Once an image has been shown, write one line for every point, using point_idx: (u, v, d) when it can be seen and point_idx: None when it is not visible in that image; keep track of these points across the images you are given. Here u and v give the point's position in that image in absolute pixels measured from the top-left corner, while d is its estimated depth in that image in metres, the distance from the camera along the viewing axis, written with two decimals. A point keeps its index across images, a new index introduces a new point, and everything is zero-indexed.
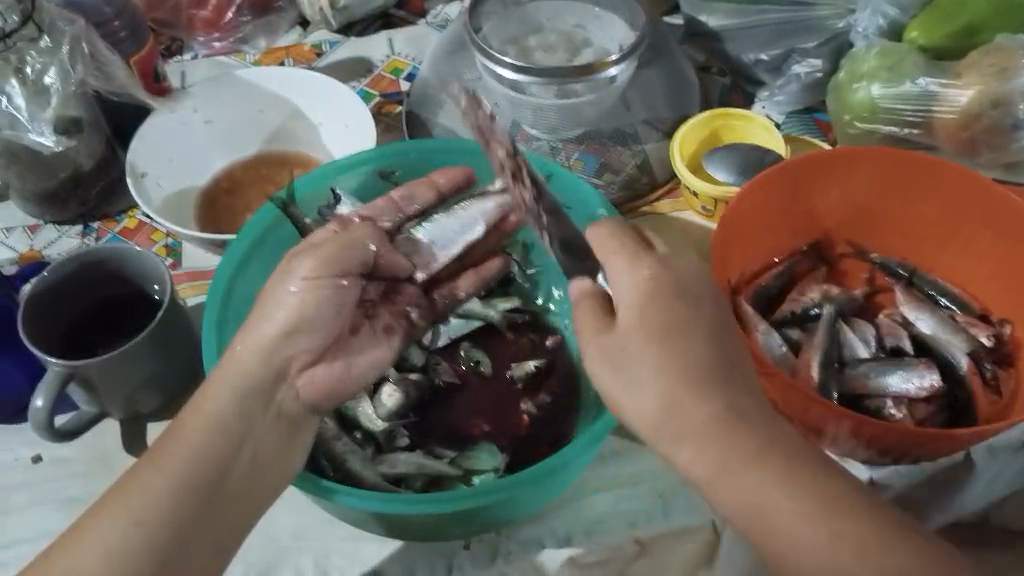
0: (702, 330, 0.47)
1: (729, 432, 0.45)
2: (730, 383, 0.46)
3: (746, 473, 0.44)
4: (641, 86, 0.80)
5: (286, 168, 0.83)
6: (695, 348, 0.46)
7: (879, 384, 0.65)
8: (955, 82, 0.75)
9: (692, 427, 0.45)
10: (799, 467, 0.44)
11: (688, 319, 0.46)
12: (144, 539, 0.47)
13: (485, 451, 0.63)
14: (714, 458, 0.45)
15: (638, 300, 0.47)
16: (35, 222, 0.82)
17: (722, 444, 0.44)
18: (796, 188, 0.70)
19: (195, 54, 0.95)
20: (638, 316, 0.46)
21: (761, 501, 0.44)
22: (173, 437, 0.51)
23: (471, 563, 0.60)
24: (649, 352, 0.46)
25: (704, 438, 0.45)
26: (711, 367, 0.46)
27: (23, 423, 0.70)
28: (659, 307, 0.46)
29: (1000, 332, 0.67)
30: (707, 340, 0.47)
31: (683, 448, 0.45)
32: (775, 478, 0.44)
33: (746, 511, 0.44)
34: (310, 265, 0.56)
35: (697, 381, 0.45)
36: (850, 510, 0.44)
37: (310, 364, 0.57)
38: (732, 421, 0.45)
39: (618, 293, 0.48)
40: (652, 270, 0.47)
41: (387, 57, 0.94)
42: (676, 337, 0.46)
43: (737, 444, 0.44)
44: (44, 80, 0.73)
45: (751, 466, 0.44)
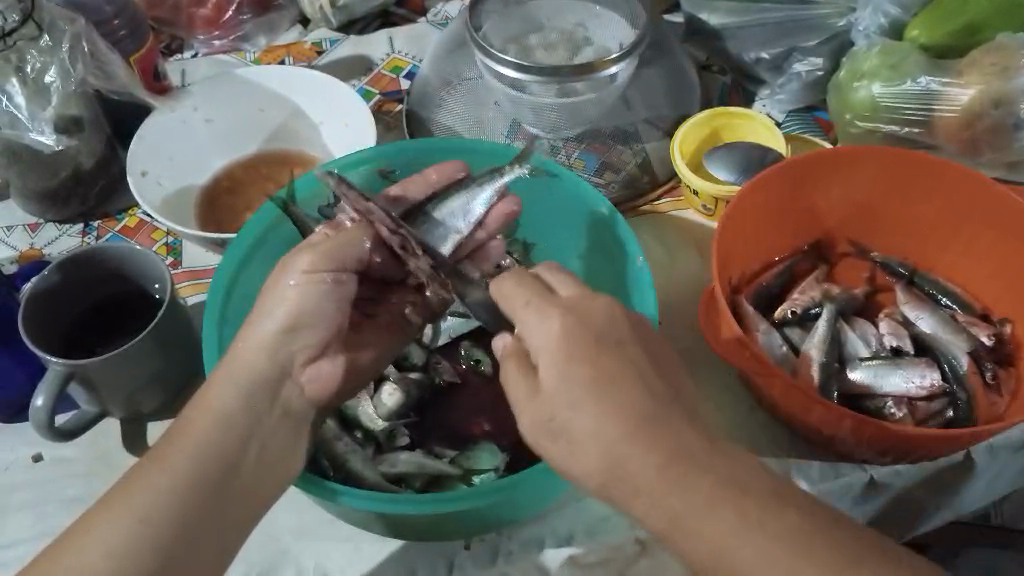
0: (638, 371, 0.44)
1: (679, 475, 0.42)
2: (673, 425, 0.43)
3: (708, 517, 0.41)
4: (642, 85, 0.79)
5: (286, 168, 0.83)
6: (631, 395, 0.43)
7: (878, 384, 0.65)
8: (956, 81, 0.75)
9: (640, 480, 0.42)
10: (759, 505, 0.41)
11: (616, 369, 0.44)
12: (148, 537, 0.46)
13: (485, 451, 0.64)
14: (667, 508, 0.42)
15: (562, 359, 0.44)
16: (35, 220, 0.82)
17: (676, 491, 0.42)
18: (797, 188, 0.70)
19: (195, 53, 0.95)
20: (561, 374, 0.44)
21: (724, 544, 0.41)
22: (179, 435, 0.51)
23: (471, 563, 0.60)
24: (586, 409, 0.43)
25: (657, 487, 0.42)
26: (649, 412, 0.43)
27: (23, 422, 0.70)
28: (601, 348, 0.44)
29: (1001, 331, 0.67)
30: (640, 385, 0.44)
31: (636, 502, 0.43)
32: (735, 521, 0.41)
33: (711, 559, 0.41)
34: (307, 260, 0.55)
35: (635, 433, 0.42)
36: (816, 544, 0.40)
37: (315, 358, 0.57)
38: (682, 464, 0.42)
39: (540, 348, 0.45)
40: (565, 321, 0.45)
41: (388, 55, 0.94)
42: (612, 387, 0.43)
43: (689, 488, 0.41)
44: (44, 79, 0.73)
45: (709, 509, 0.41)
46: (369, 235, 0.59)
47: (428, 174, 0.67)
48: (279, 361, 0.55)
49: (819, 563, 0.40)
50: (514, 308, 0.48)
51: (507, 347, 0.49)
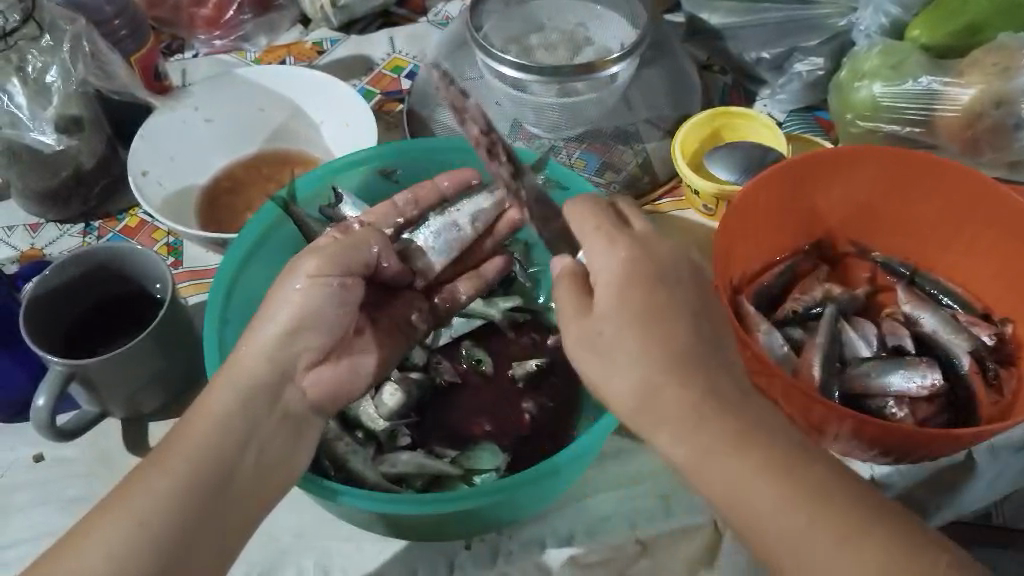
0: (687, 312, 0.47)
1: (708, 412, 0.43)
2: (708, 367, 0.45)
3: (728, 459, 0.42)
4: (642, 85, 0.80)
5: (287, 168, 0.83)
6: (673, 332, 0.46)
7: (880, 384, 0.65)
8: (957, 81, 0.75)
9: (671, 413, 0.44)
10: (784, 453, 0.42)
11: (667, 303, 0.47)
12: (149, 539, 0.46)
13: (486, 450, 0.64)
14: (694, 443, 0.43)
15: (619, 286, 0.47)
16: (36, 220, 0.82)
17: (699, 428, 0.43)
18: (798, 188, 0.70)
19: (195, 53, 0.95)
20: (616, 300, 0.47)
21: (743, 484, 0.41)
22: (178, 438, 0.51)
23: (472, 563, 0.60)
24: (627, 338, 0.45)
25: (685, 421, 0.43)
26: (689, 351, 0.45)
27: (24, 422, 0.70)
28: (646, 290, 0.47)
29: (1002, 331, 0.67)
30: (687, 322, 0.46)
31: (662, 433, 0.44)
32: (759, 464, 0.42)
33: (729, 502, 0.42)
34: (313, 264, 0.57)
35: (672, 364, 0.44)
36: (835, 496, 0.40)
37: (316, 363, 0.58)
38: (712, 403, 0.44)
39: (600, 272, 0.49)
40: (629, 252, 0.48)
41: (388, 55, 0.94)
42: (654, 321, 0.46)
43: (718, 427, 0.43)
44: (45, 79, 0.73)
45: (733, 451, 0.42)
46: (379, 240, 0.62)
47: (439, 181, 0.71)
48: (281, 360, 0.55)
49: (837, 513, 0.40)
50: (582, 230, 0.51)
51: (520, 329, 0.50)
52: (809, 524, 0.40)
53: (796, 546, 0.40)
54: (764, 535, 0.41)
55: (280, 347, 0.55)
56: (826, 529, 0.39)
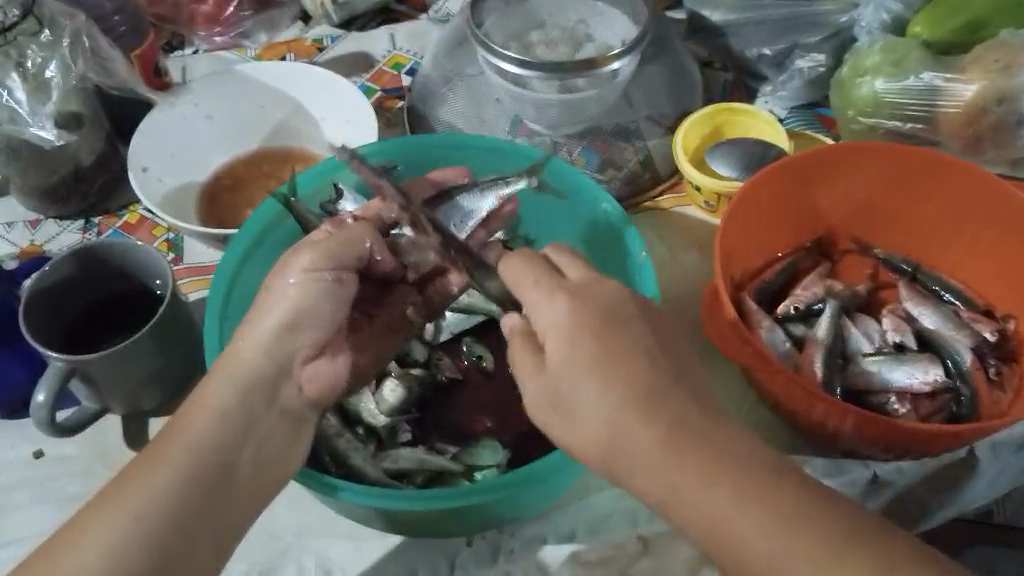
0: (642, 347, 0.45)
1: (677, 449, 0.42)
2: (676, 399, 0.44)
3: (701, 494, 0.41)
4: (643, 82, 0.79)
5: (289, 164, 0.83)
6: (634, 367, 0.44)
7: (881, 379, 0.65)
8: (960, 77, 0.74)
9: (640, 455, 0.43)
10: (757, 479, 0.41)
11: (627, 345, 0.45)
12: (143, 533, 0.46)
13: (488, 447, 0.64)
14: (666, 483, 0.42)
15: (570, 336, 0.46)
16: (35, 217, 0.81)
17: (670, 465, 0.42)
18: (800, 185, 0.70)
19: (195, 50, 0.95)
20: (566, 346, 0.45)
21: (719, 517, 0.41)
22: (174, 432, 0.50)
23: (473, 561, 0.60)
24: (589, 382, 0.44)
25: (654, 462, 0.43)
26: (654, 385, 0.44)
27: (23, 419, 0.69)
28: (594, 333, 0.45)
29: (1004, 327, 0.67)
30: (648, 355, 0.45)
31: (637, 477, 0.44)
32: (731, 496, 0.41)
33: (708, 536, 0.41)
34: (307, 259, 0.56)
35: (637, 403, 0.43)
36: (812, 519, 0.40)
37: (312, 357, 0.57)
38: (681, 437, 0.43)
39: (547, 329, 0.47)
40: (572, 301, 0.47)
41: (388, 52, 0.93)
42: (613, 363, 0.44)
43: (687, 464, 0.42)
44: (44, 74, 0.73)
45: (705, 484, 0.42)
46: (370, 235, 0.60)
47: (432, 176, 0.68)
48: (277, 355, 0.55)
49: (814, 537, 0.39)
50: (519, 290, 0.49)
51: (512, 328, 0.50)
52: (786, 551, 0.39)
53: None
54: (743, 566, 0.41)
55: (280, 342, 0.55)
56: (804, 553, 0.39)
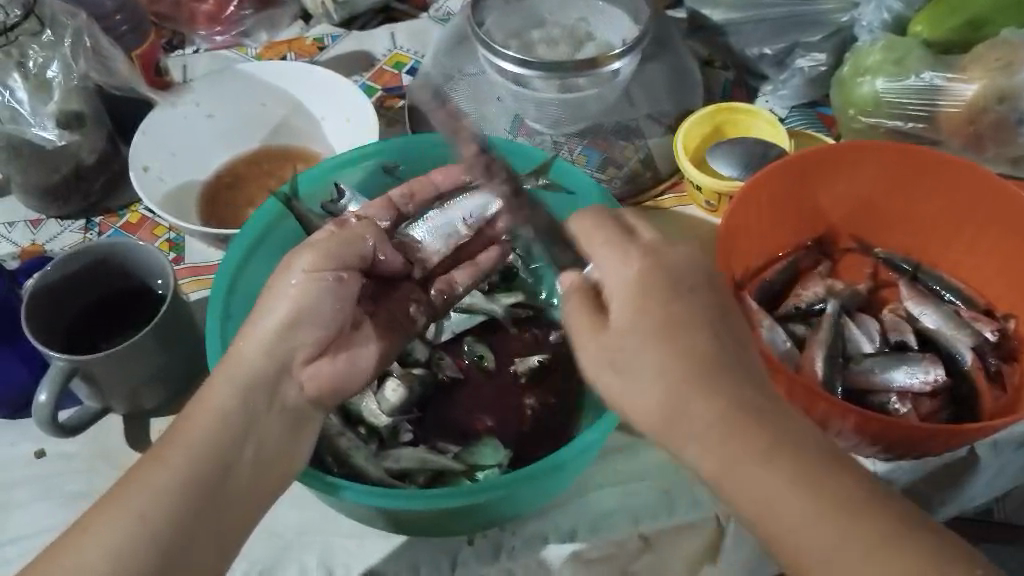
0: (705, 321, 0.45)
1: (738, 424, 0.42)
2: (736, 376, 0.44)
3: (759, 469, 0.42)
4: (645, 80, 0.80)
5: (289, 163, 0.83)
6: (695, 338, 0.44)
7: (884, 379, 0.65)
8: (960, 76, 0.74)
9: (697, 426, 0.42)
10: (811, 462, 0.42)
11: (685, 316, 0.45)
12: (145, 534, 0.46)
13: (489, 446, 0.64)
14: (724, 455, 0.42)
15: (636, 304, 0.45)
16: (37, 216, 0.81)
17: (728, 439, 0.42)
18: (801, 184, 0.70)
19: (196, 48, 0.95)
20: (632, 313, 0.45)
21: (774, 498, 0.41)
22: (178, 433, 0.51)
23: (475, 559, 0.60)
24: (649, 351, 0.44)
25: (713, 434, 0.42)
26: (716, 360, 0.44)
27: (25, 418, 0.70)
28: (657, 303, 0.45)
29: (1005, 326, 0.67)
30: (709, 327, 0.45)
31: (689, 446, 0.43)
32: (787, 475, 0.41)
33: (760, 512, 0.41)
34: (310, 260, 0.57)
35: (697, 376, 0.43)
36: (864, 505, 0.41)
37: (313, 359, 0.57)
38: (741, 412, 0.42)
39: (614, 288, 0.46)
40: (640, 270, 0.46)
41: (389, 51, 0.93)
42: (676, 332, 0.44)
43: (746, 438, 0.42)
44: (46, 74, 0.73)
45: (762, 461, 0.42)
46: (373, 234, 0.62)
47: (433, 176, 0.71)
48: (278, 355, 0.55)
49: (867, 525, 0.40)
50: (589, 246, 0.49)
51: (569, 283, 0.49)
52: (840, 538, 0.40)
53: (827, 557, 0.40)
54: (793, 547, 0.41)
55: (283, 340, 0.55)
56: (858, 542, 0.40)
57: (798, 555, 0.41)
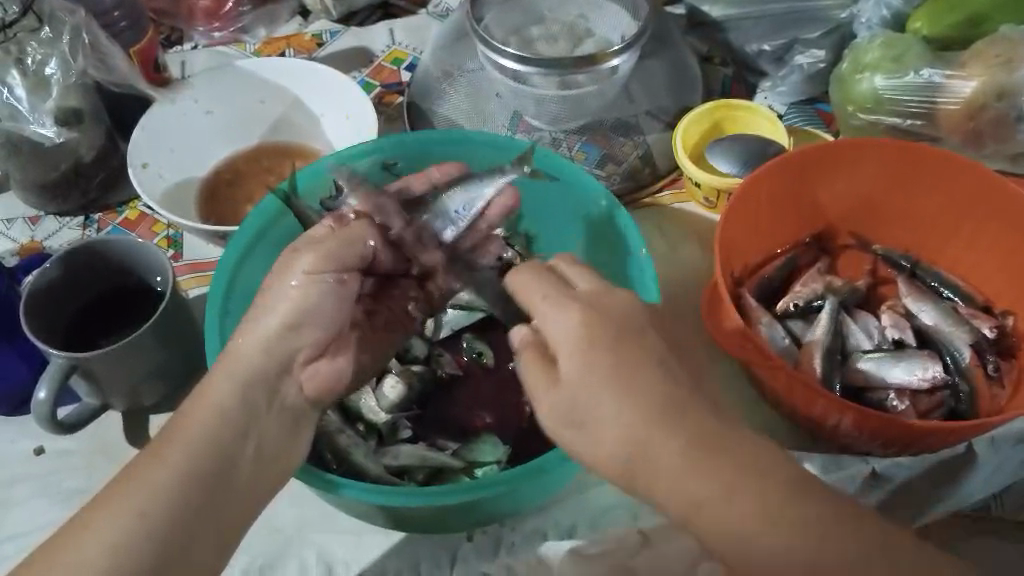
0: (654, 358, 0.45)
1: (699, 461, 0.42)
2: (693, 410, 0.44)
3: (726, 505, 0.41)
4: (643, 75, 0.80)
5: (287, 158, 0.83)
6: (648, 379, 0.44)
7: (881, 376, 0.66)
8: (960, 73, 0.75)
9: (662, 469, 0.42)
10: (778, 488, 0.42)
11: (635, 354, 0.45)
12: (144, 531, 0.46)
13: (488, 442, 0.64)
14: (691, 496, 0.42)
15: (580, 352, 0.45)
16: (35, 213, 0.81)
17: (693, 477, 0.42)
18: (801, 180, 0.70)
19: (195, 44, 0.95)
20: (582, 360, 0.44)
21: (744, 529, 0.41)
22: (176, 429, 0.51)
23: (475, 554, 0.60)
24: (603, 394, 0.44)
25: (679, 475, 0.42)
26: (671, 398, 0.44)
27: (24, 415, 0.70)
28: (604, 347, 0.45)
29: (1003, 323, 0.67)
30: (659, 364, 0.45)
31: (658, 489, 0.43)
32: (754, 508, 0.41)
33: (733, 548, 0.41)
34: (310, 261, 0.55)
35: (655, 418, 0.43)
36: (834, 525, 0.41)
37: (314, 358, 0.57)
38: (702, 450, 0.42)
39: (557, 338, 0.46)
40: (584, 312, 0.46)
41: (388, 47, 0.93)
42: (630, 374, 0.44)
43: (710, 475, 0.42)
44: (45, 71, 0.73)
45: (728, 496, 0.41)
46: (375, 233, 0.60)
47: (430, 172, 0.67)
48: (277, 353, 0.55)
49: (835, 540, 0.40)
50: (529, 298, 0.49)
51: (522, 339, 0.49)
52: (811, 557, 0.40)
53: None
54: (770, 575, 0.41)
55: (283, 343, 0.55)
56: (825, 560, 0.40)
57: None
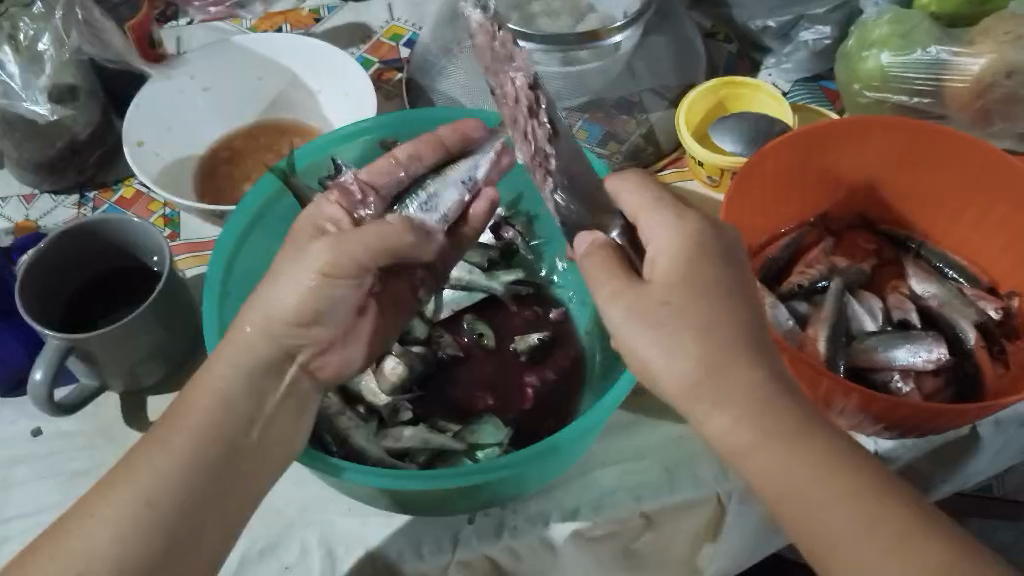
0: (739, 299, 0.48)
1: (763, 402, 0.45)
2: (747, 361, 0.46)
3: (780, 452, 0.44)
4: (649, 52, 0.78)
5: (286, 137, 0.82)
6: (729, 309, 0.47)
7: (886, 357, 0.64)
8: (967, 50, 0.73)
9: (728, 392, 0.45)
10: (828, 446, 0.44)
11: (710, 282, 0.48)
12: (151, 516, 0.47)
13: (490, 424, 0.62)
14: (747, 431, 0.44)
15: (685, 260, 0.49)
16: (30, 191, 0.80)
17: (755, 411, 0.45)
18: (807, 159, 0.69)
19: (190, 20, 0.93)
20: (673, 273, 0.49)
21: (798, 477, 0.43)
22: (180, 413, 0.51)
23: (476, 536, 0.60)
24: (687, 321, 0.47)
25: (738, 403, 0.45)
26: (738, 340, 0.46)
27: (21, 397, 0.69)
28: (712, 266, 0.49)
29: (1009, 305, 0.67)
30: (739, 304, 0.48)
31: (721, 420, 0.45)
32: (807, 455, 0.44)
33: (778, 492, 0.44)
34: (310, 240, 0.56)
35: (733, 351, 0.46)
36: (868, 501, 0.42)
37: (320, 356, 0.57)
38: (761, 395, 0.45)
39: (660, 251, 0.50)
40: (683, 228, 0.50)
41: (387, 23, 0.92)
42: (693, 301, 0.47)
43: (769, 419, 0.44)
44: (38, 47, 0.73)
45: (784, 444, 0.44)
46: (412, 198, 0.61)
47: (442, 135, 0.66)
48: (383, 250, 0.56)
49: (872, 510, 0.42)
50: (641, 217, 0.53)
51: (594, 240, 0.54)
52: (850, 523, 0.42)
53: (833, 552, 0.42)
54: (805, 512, 0.43)
55: (380, 257, 0.57)
56: (858, 533, 0.42)
57: (813, 547, 0.43)
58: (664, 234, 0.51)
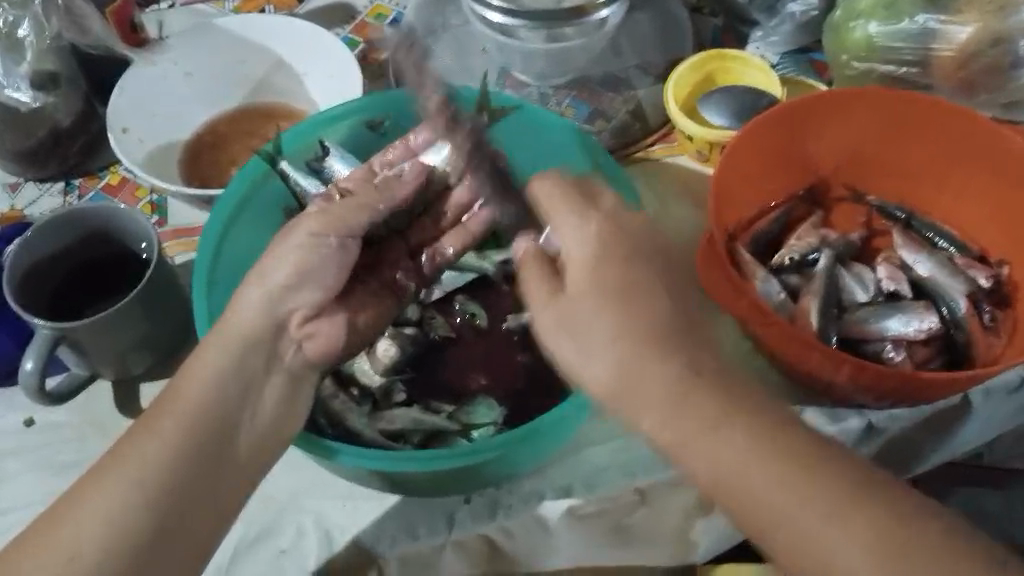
0: None
1: (692, 391, 0.45)
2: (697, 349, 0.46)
3: (717, 439, 0.44)
4: (630, 30, 0.80)
5: (273, 122, 0.81)
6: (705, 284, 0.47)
7: (878, 328, 0.65)
8: (955, 18, 0.73)
9: (655, 387, 0.45)
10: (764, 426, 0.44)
11: None
12: (140, 499, 0.47)
13: (483, 405, 0.64)
14: (676, 425, 0.44)
15: None
16: (15, 180, 0.79)
17: (684, 407, 0.44)
18: (794, 133, 0.69)
19: (172, 3, 0.92)
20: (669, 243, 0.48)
21: (734, 465, 0.43)
22: (171, 398, 0.51)
23: (471, 517, 0.60)
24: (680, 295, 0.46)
25: (671, 402, 0.44)
26: None
27: (11, 388, 0.68)
28: None
29: (999, 273, 0.67)
30: None
31: (678, 412, 0.44)
32: (743, 440, 0.44)
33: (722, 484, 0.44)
34: (315, 223, 0.57)
35: (660, 337, 0.46)
36: (835, 486, 0.43)
37: (313, 318, 0.57)
38: (690, 387, 0.45)
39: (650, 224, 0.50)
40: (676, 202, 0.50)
41: (371, 2, 0.91)
42: None
43: (696, 414, 0.44)
44: (18, 33, 0.74)
45: (717, 430, 0.44)
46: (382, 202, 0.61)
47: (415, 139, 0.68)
48: None
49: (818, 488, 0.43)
50: None
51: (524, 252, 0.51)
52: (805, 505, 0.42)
53: (821, 550, 0.42)
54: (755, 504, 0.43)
55: None
56: (836, 524, 0.42)
57: (801, 551, 0.42)
58: (568, 239, 0.49)
